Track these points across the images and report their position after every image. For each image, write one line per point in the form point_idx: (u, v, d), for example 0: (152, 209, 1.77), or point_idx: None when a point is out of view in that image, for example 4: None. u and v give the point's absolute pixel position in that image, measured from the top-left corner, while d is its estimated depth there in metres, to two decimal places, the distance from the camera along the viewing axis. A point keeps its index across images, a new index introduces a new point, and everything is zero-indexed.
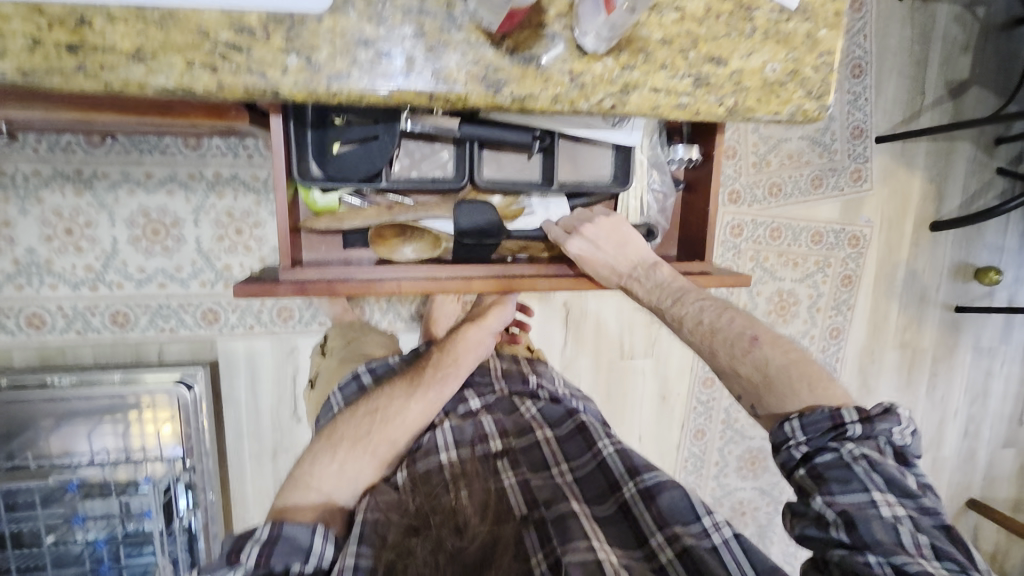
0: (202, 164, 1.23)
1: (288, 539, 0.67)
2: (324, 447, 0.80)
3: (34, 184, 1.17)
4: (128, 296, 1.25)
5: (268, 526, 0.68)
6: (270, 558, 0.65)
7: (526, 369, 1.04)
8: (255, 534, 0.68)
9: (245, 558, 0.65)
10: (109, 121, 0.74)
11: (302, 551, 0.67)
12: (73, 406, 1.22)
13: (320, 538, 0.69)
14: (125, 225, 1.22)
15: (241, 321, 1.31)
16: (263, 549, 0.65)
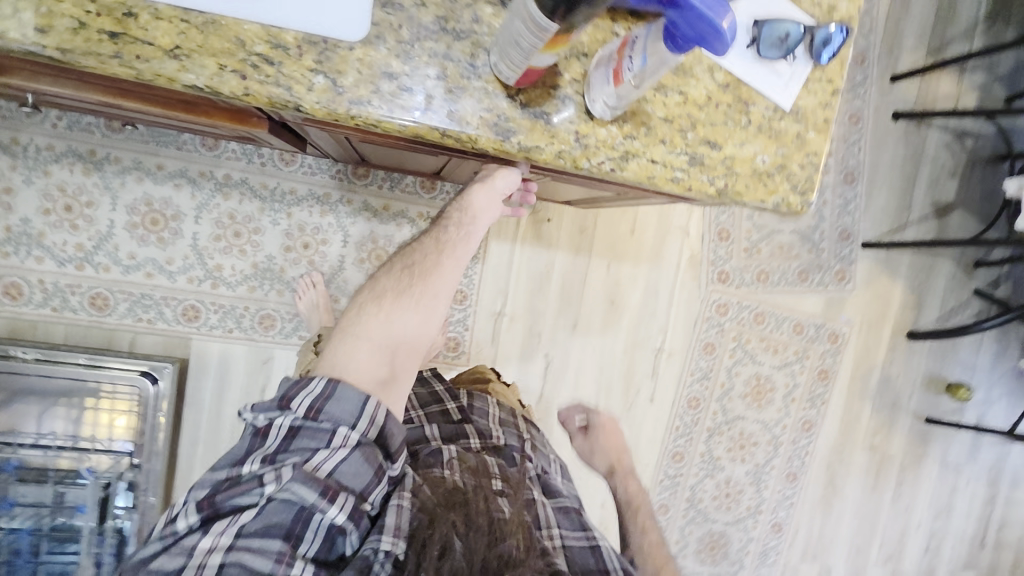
0: (214, 165, 1.26)
1: (337, 403, 0.57)
2: (360, 303, 0.67)
3: (45, 158, 1.19)
4: (113, 281, 1.25)
5: (324, 379, 0.58)
6: (320, 415, 0.56)
7: (528, 436, 0.90)
8: (311, 383, 0.58)
9: (297, 406, 0.56)
10: (136, 110, 0.76)
11: (354, 415, 0.57)
12: (30, 383, 1.16)
13: (371, 410, 0.59)
14: (126, 212, 1.24)
15: (223, 324, 1.30)
16: (314, 403, 0.57)
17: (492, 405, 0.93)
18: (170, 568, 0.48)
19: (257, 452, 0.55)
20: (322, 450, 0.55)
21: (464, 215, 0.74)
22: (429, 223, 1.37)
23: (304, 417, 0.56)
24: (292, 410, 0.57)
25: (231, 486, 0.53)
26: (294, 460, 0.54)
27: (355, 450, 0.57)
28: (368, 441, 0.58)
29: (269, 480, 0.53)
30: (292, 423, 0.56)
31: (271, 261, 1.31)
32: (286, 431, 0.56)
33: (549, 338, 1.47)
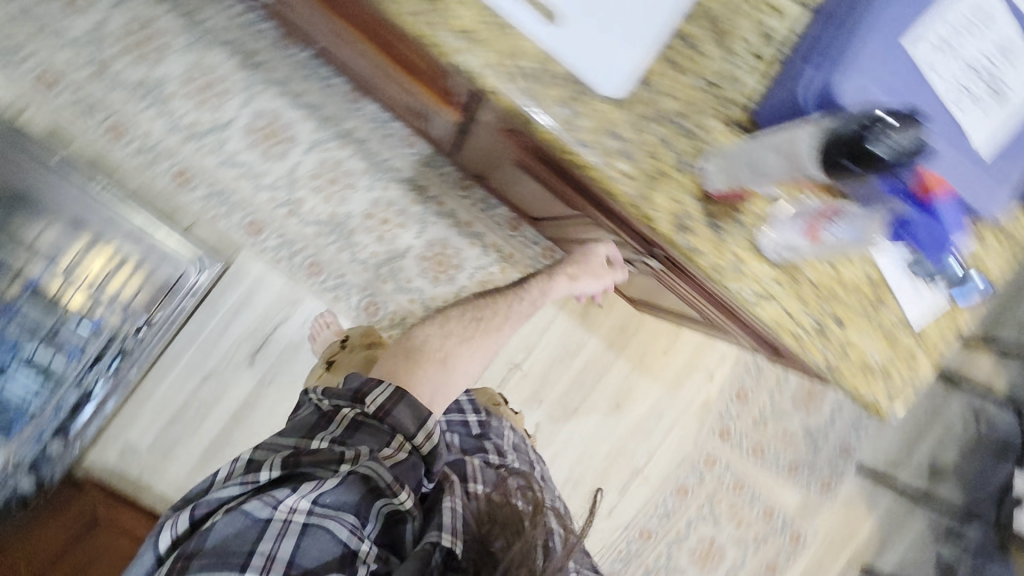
0: (346, 114, 1.32)
1: (401, 415, 0.74)
2: (428, 334, 0.87)
3: (212, 37, 1.26)
4: (206, 165, 1.28)
5: (394, 386, 0.76)
6: (387, 417, 0.74)
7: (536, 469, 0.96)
8: (382, 386, 0.76)
9: (370, 403, 0.74)
10: (347, 44, 0.82)
11: (417, 420, 0.74)
12: (88, 213, 1.17)
13: (430, 424, 0.75)
14: (251, 116, 1.29)
15: (276, 252, 1.32)
16: (383, 407, 0.74)
17: (507, 428, 1.00)
18: (262, 514, 0.64)
19: (324, 433, 0.72)
20: (386, 448, 0.71)
21: (537, 295, 0.97)
22: (498, 256, 1.42)
23: (371, 413, 0.74)
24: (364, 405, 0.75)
25: (312, 454, 0.69)
26: (360, 447, 0.70)
27: (409, 456, 0.72)
28: (417, 451, 0.73)
29: (346, 458, 0.69)
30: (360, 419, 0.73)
31: (348, 218, 1.35)
32: (354, 423, 0.73)
33: (548, 410, 1.48)
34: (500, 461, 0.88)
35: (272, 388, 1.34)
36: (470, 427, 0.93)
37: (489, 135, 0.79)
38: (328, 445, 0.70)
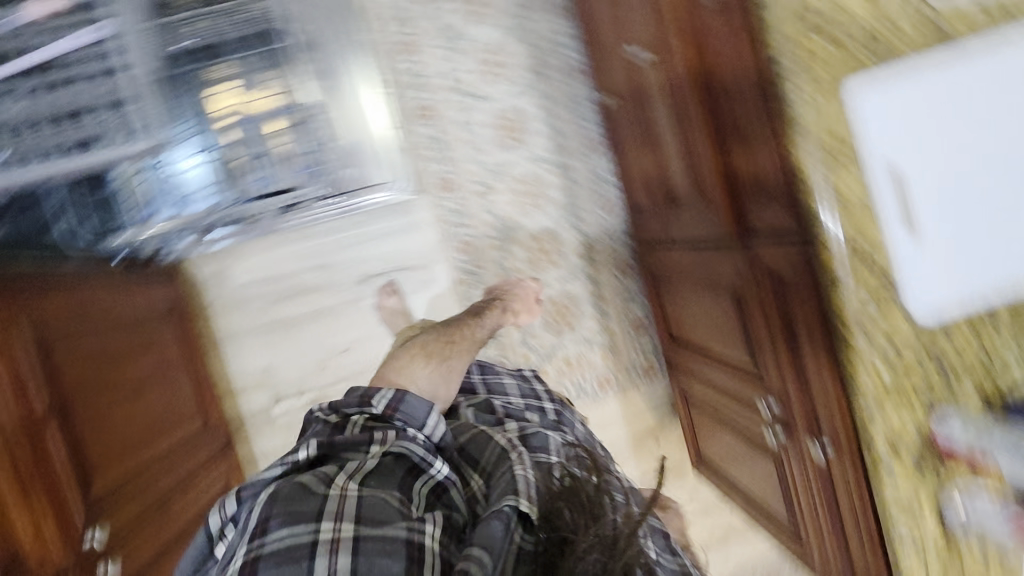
0: (579, 154, 1.42)
1: (408, 404, 0.75)
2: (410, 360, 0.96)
3: (528, 32, 1.40)
4: (450, 115, 1.38)
5: (393, 391, 0.76)
6: (394, 413, 0.74)
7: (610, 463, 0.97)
8: (381, 394, 0.76)
9: (376, 405, 0.75)
10: (665, 124, 0.94)
11: (416, 420, 0.74)
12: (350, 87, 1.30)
13: (431, 415, 0.75)
14: (508, 105, 1.41)
15: (447, 215, 1.41)
16: (392, 403, 0.75)
17: (579, 423, 1.03)
18: (319, 486, 0.61)
19: (345, 430, 0.72)
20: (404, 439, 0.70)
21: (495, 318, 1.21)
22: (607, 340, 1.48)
23: (381, 412, 0.74)
24: (371, 407, 0.75)
25: (343, 442, 0.68)
26: (381, 434, 0.70)
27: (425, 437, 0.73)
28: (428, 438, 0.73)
29: (376, 441, 0.69)
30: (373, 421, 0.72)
31: (519, 228, 1.43)
32: (366, 424, 0.72)
33: None
34: (577, 440, 0.92)
35: (358, 312, 1.38)
36: (546, 412, 1.00)
37: (729, 254, 0.88)
38: (351, 435, 0.69)
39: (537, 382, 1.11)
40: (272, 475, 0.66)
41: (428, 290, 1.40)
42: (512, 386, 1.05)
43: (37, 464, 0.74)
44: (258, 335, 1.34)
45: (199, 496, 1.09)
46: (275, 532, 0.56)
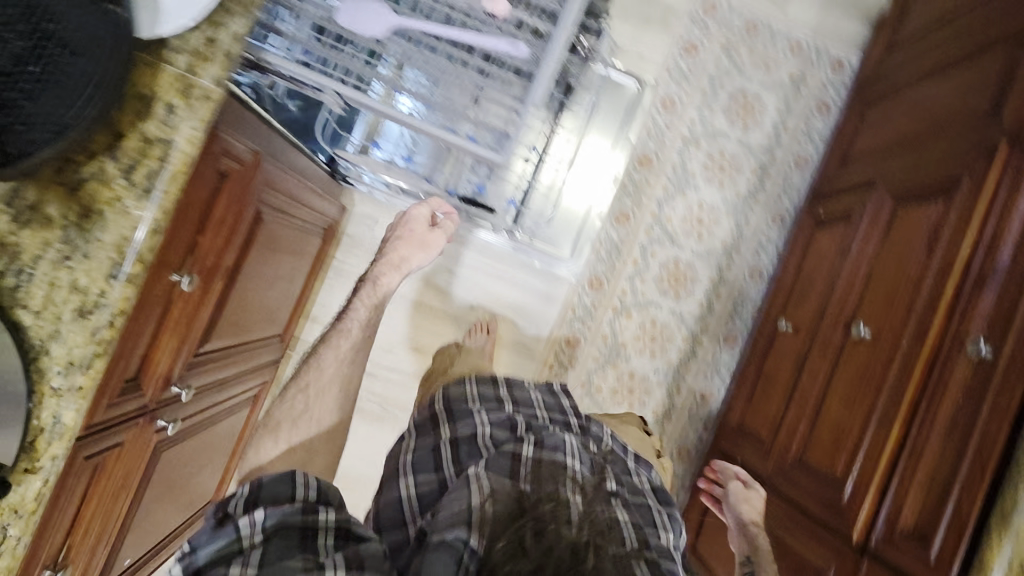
0: (711, 336, 1.48)
1: (267, 483, 0.54)
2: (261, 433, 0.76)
3: (743, 216, 1.48)
4: (638, 234, 1.45)
5: (247, 483, 0.54)
6: (257, 501, 0.53)
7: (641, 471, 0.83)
8: (234, 493, 0.54)
9: (234, 507, 0.52)
10: (852, 393, 0.97)
11: (291, 490, 0.53)
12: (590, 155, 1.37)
13: (303, 481, 0.55)
14: (686, 259, 1.47)
15: (578, 306, 1.44)
16: (245, 497, 0.53)
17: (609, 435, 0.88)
18: None
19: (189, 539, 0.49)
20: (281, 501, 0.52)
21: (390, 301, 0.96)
22: None
23: (245, 500, 0.53)
24: (231, 512, 0.52)
25: (203, 539, 0.48)
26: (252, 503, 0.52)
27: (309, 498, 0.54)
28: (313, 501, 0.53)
29: (247, 519, 0.49)
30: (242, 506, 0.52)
31: (625, 360, 1.46)
32: (249, 505, 0.52)
33: None
34: (603, 456, 0.79)
35: (447, 325, 1.42)
36: (570, 426, 0.85)
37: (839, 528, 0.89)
38: (214, 541, 0.47)
39: (565, 394, 0.96)
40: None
41: (517, 353, 1.43)
42: (538, 399, 0.89)
43: (193, 309, 0.74)
44: None
45: (230, 403, 1.06)
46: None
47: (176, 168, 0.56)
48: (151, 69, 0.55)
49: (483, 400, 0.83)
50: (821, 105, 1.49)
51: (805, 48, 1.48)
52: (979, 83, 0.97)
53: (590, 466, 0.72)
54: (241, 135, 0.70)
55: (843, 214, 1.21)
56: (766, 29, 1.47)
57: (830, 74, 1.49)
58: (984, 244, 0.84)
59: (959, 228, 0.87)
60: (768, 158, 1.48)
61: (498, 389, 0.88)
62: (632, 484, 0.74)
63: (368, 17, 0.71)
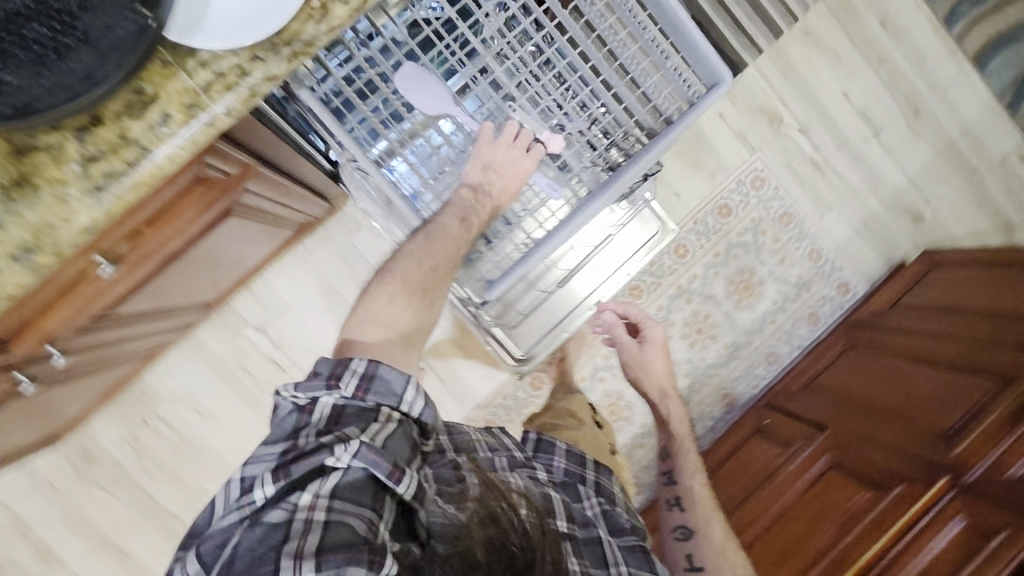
0: None
1: (381, 381, 0.63)
2: (390, 285, 0.73)
3: (697, 383, 1.48)
4: (596, 354, 1.43)
5: (364, 361, 0.64)
6: (366, 396, 0.62)
7: (592, 480, 0.93)
8: (354, 362, 0.64)
9: (342, 387, 0.61)
10: None
11: (392, 395, 0.63)
12: (596, 268, 1.26)
13: (406, 389, 0.64)
14: (629, 397, 1.46)
15: (509, 395, 1.41)
16: (360, 383, 0.62)
17: (560, 453, 0.97)
18: (279, 519, 0.51)
19: (299, 432, 0.58)
20: (375, 422, 0.59)
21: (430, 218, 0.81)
22: None
23: (348, 395, 0.61)
24: (336, 388, 0.61)
25: (306, 454, 0.55)
26: (352, 411, 0.60)
27: (398, 425, 0.61)
28: (403, 424, 0.61)
29: (340, 453, 0.55)
30: (354, 393, 0.61)
31: None
32: (337, 415, 0.60)
33: None
34: (551, 483, 0.87)
35: None
36: (514, 452, 0.92)
37: None
38: (302, 468, 0.54)
39: (508, 435, 0.99)
40: (269, 460, 0.56)
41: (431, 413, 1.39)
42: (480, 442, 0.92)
43: (97, 289, 0.66)
44: (313, 286, 1.32)
45: (114, 354, 0.98)
46: (267, 518, 0.51)
47: (141, 178, 0.50)
48: (165, 70, 0.49)
49: None
50: (812, 316, 1.50)
51: (823, 259, 1.51)
52: (958, 399, 0.98)
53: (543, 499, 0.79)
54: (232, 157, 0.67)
55: (784, 437, 1.20)
56: (797, 225, 1.50)
57: (834, 293, 1.51)
58: (902, 541, 0.90)
59: (875, 527, 0.92)
60: (746, 341, 1.48)
61: (435, 431, 0.87)
62: (579, 515, 0.82)
63: (426, 94, 0.78)
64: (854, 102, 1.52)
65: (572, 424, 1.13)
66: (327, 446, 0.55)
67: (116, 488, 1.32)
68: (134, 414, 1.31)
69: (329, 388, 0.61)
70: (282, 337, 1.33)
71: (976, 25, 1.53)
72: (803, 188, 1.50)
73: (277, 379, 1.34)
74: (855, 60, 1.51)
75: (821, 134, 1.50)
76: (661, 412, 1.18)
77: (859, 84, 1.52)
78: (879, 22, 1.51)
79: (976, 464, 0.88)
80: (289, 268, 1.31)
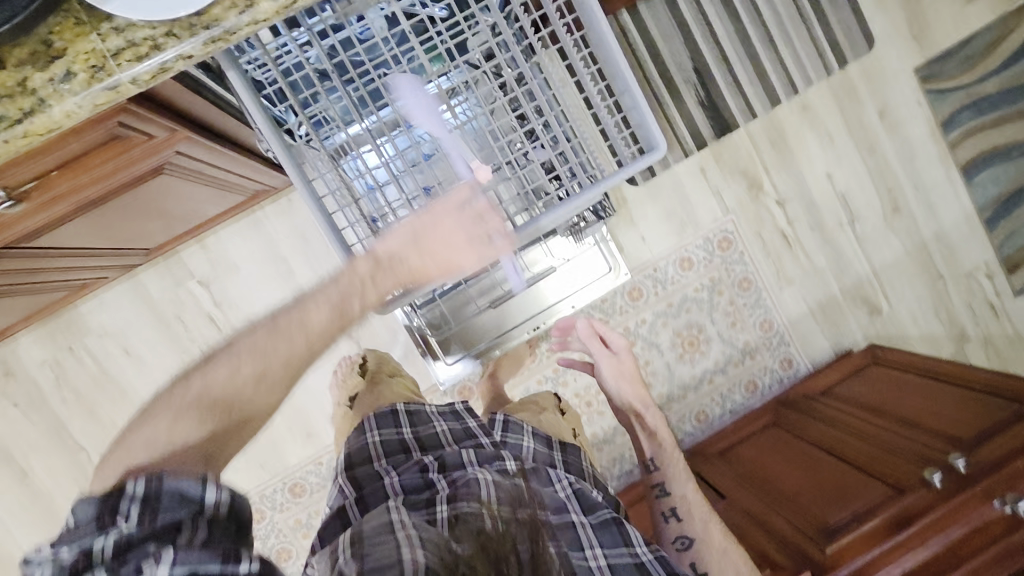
0: None
1: (171, 491, 0.54)
2: (178, 400, 0.62)
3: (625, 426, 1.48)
4: (530, 377, 1.44)
5: (138, 480, 0.54)
6: (155, 519, 0.53)
7: (563, 462, 0.96)
8: (126, 488, 0.53)
9: (122, 520, 0.52)
10: None
11: (191, 500, 0.55)
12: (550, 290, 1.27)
13: (205, 488, 0.56)
14: None
15: (437, 399, 1.41)
16: (143, 506, 0.53)
17: (528, 435, 0.98)
18: None
19: None
20: (175, 541, 0.52)
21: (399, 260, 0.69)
22: None
23: (132, 526, 0.52)
24: (112, 525, 0.52)
25: None
26: (149, 533, 0.52)
27: (212, 529, 0.54)
28: (214, 521, 0.55)
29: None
30: (139, 522, 0.52)
31: None
32: (125, 550, 0.51)
33: None
34: (520, 471, 0.85)
35: None
36: (480, 444, 0.92)
37: None
38: None
39: (471, 416, 1.01)
40: None
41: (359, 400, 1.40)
42: (445, 433, 0.95)
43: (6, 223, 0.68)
44: (264, 252, 1.32)
45: (43, 284, 0.99)
46: None
47: (33, 129, 0.50)
48: (77, 28, 0.50)
49: (387, 455, 0.90)
50: (751, 384, 1.51)
51: (773, 330, 1.52)
52: (849, 498, 0.98)
53: (510, 488, 0.77)
54: (153, 122, 0.68)
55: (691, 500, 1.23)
56: (754, 292, 1.50)
57: (776, 366, 1.52)
58: None
59: None
60: (680, 394, 1.49)
61: (402, 433, 0.95)
62: (553, 500, 0.81)
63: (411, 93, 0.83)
64: (837, 184, 1.53)
65: (534, 409, 1.12)
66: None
67: (29, 409, 1.31)
68: (62, 340, 1.30)
69: (103, 529, 0.51)
70: (224, 296, 1.33)
71: (972, 135, 1.54)
72: (768, 258, 1.51)
73: (212, 337, 1.34)
74: (846, 144, 1.52)
75: (796, 209, 1.52)
76: (645, 421, 1.13)
77: (845, 168, 1.53)
78: (878, 112, 1.52)
79: (841, 567, 0.87)
80: (245, 229, 1.31)
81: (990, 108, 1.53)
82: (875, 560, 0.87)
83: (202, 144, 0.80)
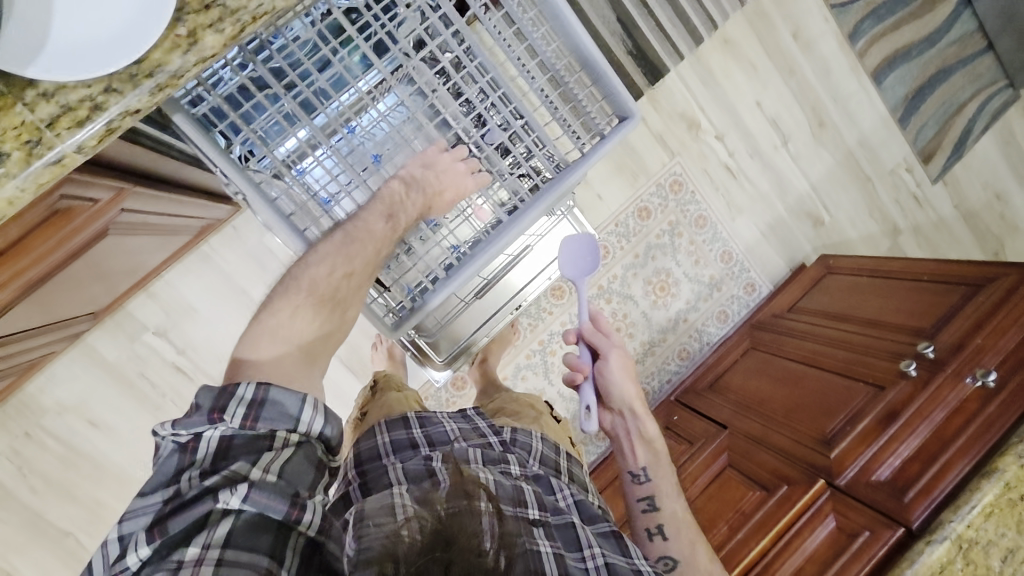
0: None
1: (273, 404, 0.57)
2: (292, 297, 0.68)
3: None
4: (517, 354, 1.46)
5: (252, 386, 0.57)
6: (258, 424, 0.56)
7: (566, 471, 0.94)
8: (241, 391, 0.57)
9: (228, 418, 0.55)
10: None
11: (288, 418, 0.57)
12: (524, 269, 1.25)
13: (307, 409, 0.59)
14: (551, 397, 1.48)
15: (432, 396, 1.41)
16: (248, 411, 0.56)
17: (534, 437, 0.98)
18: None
19: (190, 470, 0.53)
20: (269, 451, 0.55)
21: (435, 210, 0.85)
22: None
23: (238, 425, 0.55)
24: (218, 418, 0.55)
25: (183, 509, 0.51)
26: (253, 442, 0.55)
27: (297, 449, 0.57)
28: (306, 441, 0.59)
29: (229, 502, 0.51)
30: (242, 424, 0.55)
31: None
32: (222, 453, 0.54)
33: None
34: (524, 477, 0.84)
35: None
36: (488, 444, 0.91)
37: None
38: (184, 522, 0.50)
39: (481, 419, 1.01)
40: (151, 508, 0.52)
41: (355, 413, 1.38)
42: (453, 431, 0.93)
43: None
44: (222, 287, 1.24)
45: None
46: None
47: None
48: None
49: (395, 450, 0.88)
50: (722, 314, 1.59)
51: (733, 260, 1.59)
52: (839, 402, 1.07)
53: (512, 489, 0.76)
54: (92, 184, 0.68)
55: (688, 436, 1.30)
56: (710, 228, 1.56)
57: (742, 292, 1.60)
58: (784, 540, 0.97)
59: (761, 527, 0.99)
60: (661, 339, 1.55)
61: (411, 432, 0.92)
62: (552, 505, 0.78)
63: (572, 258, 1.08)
64: (766, 111, 1.59)
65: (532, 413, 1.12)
66: (212, 491, 0.51)
67: None
68: (18, 426, 1.19)
69: (212, 421, 0.55)
70: (187, 342, 1.24)
71: (878, 41, 1.63)
72: (717, 192, 1.57)
73: (183, 386, 1.25)
74: (768, 70, 1.57)
75: (735, 141, 1.57)
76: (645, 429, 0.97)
77: (771, 94, 1.58)
78: (792, 34, 1.57)
79: (847, 469, 0.97)
80: (194, 267, 1.23)
81: (888, 13, 1.61)
82: (876, 454, 0.97)
83: (140, 193, 0.79)
